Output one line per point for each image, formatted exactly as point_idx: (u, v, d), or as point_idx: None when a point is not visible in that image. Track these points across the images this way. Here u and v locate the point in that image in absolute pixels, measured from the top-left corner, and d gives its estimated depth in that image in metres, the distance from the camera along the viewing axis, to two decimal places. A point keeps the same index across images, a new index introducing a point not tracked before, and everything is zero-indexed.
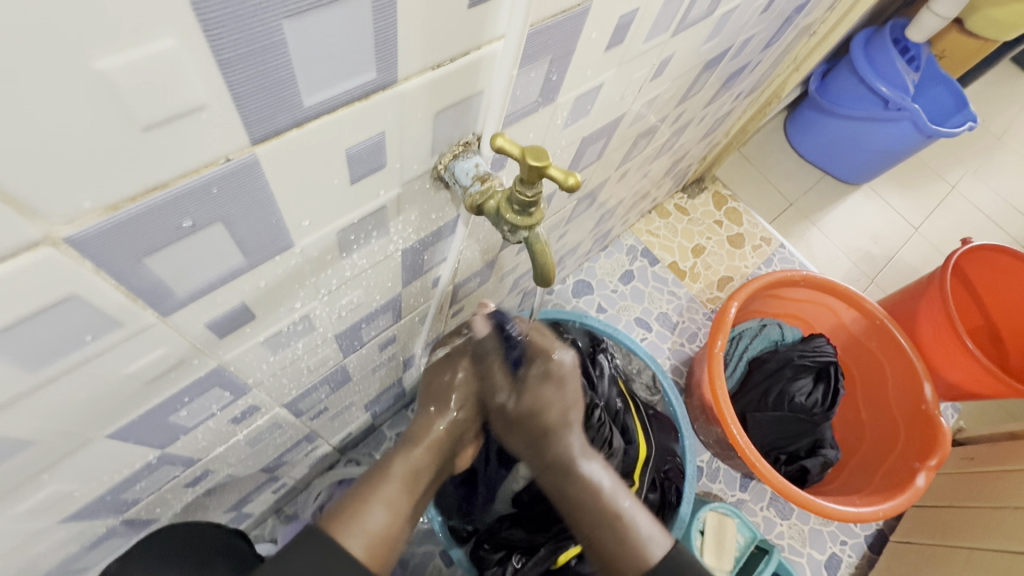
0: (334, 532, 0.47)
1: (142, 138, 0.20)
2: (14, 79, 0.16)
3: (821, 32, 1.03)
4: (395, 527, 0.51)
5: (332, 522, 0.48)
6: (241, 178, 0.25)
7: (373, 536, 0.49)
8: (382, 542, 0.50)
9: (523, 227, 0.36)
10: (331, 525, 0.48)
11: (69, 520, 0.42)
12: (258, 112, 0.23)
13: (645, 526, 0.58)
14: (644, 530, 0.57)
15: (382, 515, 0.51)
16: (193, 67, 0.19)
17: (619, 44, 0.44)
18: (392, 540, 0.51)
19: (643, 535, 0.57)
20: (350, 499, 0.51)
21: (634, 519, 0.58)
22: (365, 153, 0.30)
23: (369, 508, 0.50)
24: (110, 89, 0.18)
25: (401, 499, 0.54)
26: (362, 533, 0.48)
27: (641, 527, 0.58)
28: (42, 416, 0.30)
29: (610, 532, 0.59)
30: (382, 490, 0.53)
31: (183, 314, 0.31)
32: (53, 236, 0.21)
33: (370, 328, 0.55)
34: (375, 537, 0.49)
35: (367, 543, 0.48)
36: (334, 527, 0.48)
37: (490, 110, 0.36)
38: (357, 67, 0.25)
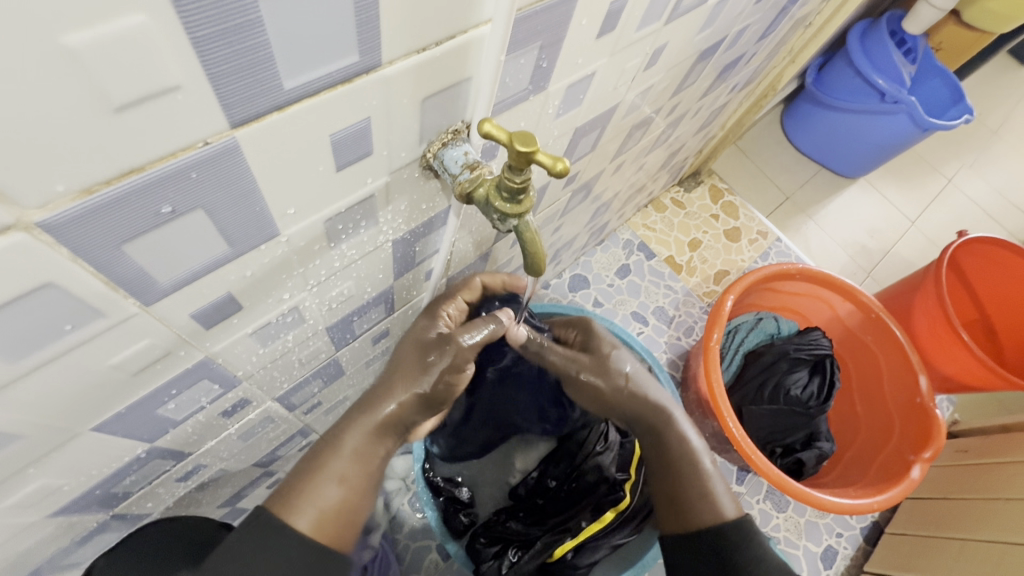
0: (278, 514, 0.43)
1: (115, 120, 0.20)
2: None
3: (816, 23, 1.03)
4: (351, 501, 0.45)
5: (278, 502, 0.44)
6: (221, 163, 0.24)
7: (326, 514, 0.44)
8: (337, 518, 0.45)
9: (512, 215, 0.36)
10: (277, 506, 0.44)
11: (58, 515, 0.42)
12: (237, 94, 0.22)
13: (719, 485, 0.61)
14: (723, 490, 0.61)
15: (336, 492, 0.45)
16: (165, 45, 0.19)
17: (610, 31, 0.43)
18: (349, 514, 0.45)
19: (715, 491, 0.60)
20: (299, 473, 0.46)
21: (713, 479, 0.61)
22: (351, 139, 0.30)
23: (320, 484, 0.45)
24: (78, 68, 0.18)
25: (358, 470, 0.46)
26: (310, 512, 0.44)
27: (719, 486, 0.61)
28: (24, 408, 0.29)
29: (687, 485, 0.61)
30: (333, 463, 0.46)
31: (167, 304, 0.30)
32: (27, 221, 0.20)
33: (362, 320, 0.55)
34: (324, 515, 0.44)
35: (318, 522, 0.44)
36: (278, 511, 0.43)
37: (479, 96, 0.36)
38: (339, 50, 0.24)
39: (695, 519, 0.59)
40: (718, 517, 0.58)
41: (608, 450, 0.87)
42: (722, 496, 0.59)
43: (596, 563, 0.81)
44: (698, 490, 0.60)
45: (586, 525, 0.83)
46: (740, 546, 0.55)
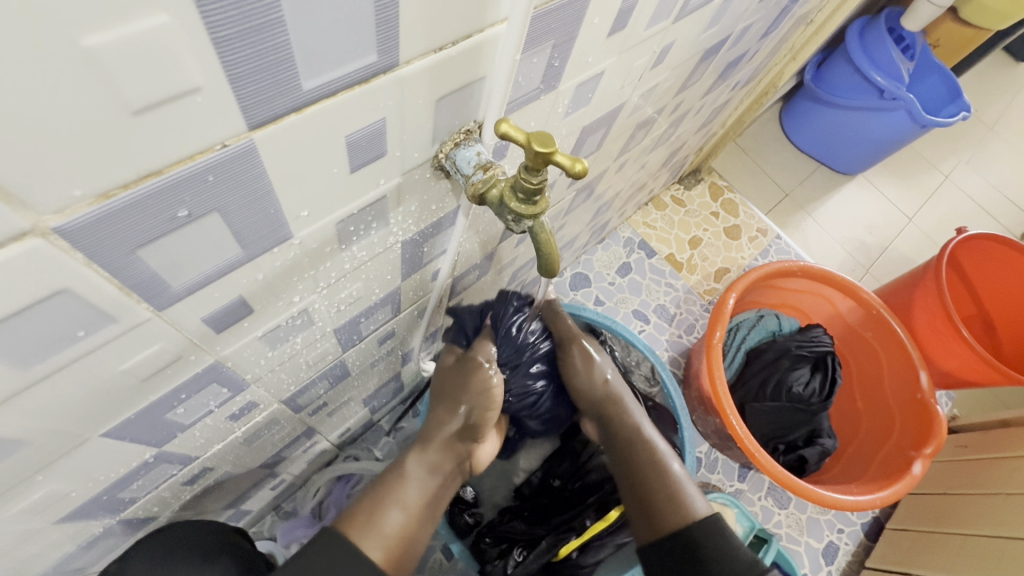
0: (351, 537, 0.45)
1: (133, 122, 0.19)
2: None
3: (818, 20, 1.03)
4: (413, 529, 0.49)
5: (350, 525, 0.47)
6: (237, 166, 0.24)
7: (390, 542, 0.47)
8: (399, 545, 0.47)
9: (527, 216, 0.35)
10: (350, 530, 0.46)
11: (64, 521, 0.41)
12: (256, 95, 0.22)
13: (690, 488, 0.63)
14: (692, 491, 0.62)
15: (398, 517, 0.49)
16: (186, 47, 0.18)
17: (621, 29, 0.43)
18: (410, 541, 0.49)
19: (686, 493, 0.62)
20: (367, 502, 0.49)
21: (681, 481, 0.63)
22: (366, 140, 0.29)
23: (385, 511, 0.49)
24: (98, 69, 0.17)
25: (416, 499, 0.51)
26: (380, 538, 0.46)
27: (691, 490, 0.62)
28: (32, 415, 0.29)
29: (656, 490, 0.62)
30: (397, 492, 0.51)
31: (179, 309, 0.30)
32: (42, 226, 0.20)
33: (369, 322, 0.54)
34: (390, 540, 0.47)
35: (386, 550, 0.46)
36: (354, 532, 0.46)
37: (492, 96, 0.36)
38: (357, 50, 0.24)
39: (664, 524, 0.60)
40: (686, 517, 0.59)
41: None
42: (693, 498, 0.61)
43: (600, 563, 0.80)
44: (669, 493, 0.62)
45: (590, 524, 0.82)
46: (708, 542, 0.57)
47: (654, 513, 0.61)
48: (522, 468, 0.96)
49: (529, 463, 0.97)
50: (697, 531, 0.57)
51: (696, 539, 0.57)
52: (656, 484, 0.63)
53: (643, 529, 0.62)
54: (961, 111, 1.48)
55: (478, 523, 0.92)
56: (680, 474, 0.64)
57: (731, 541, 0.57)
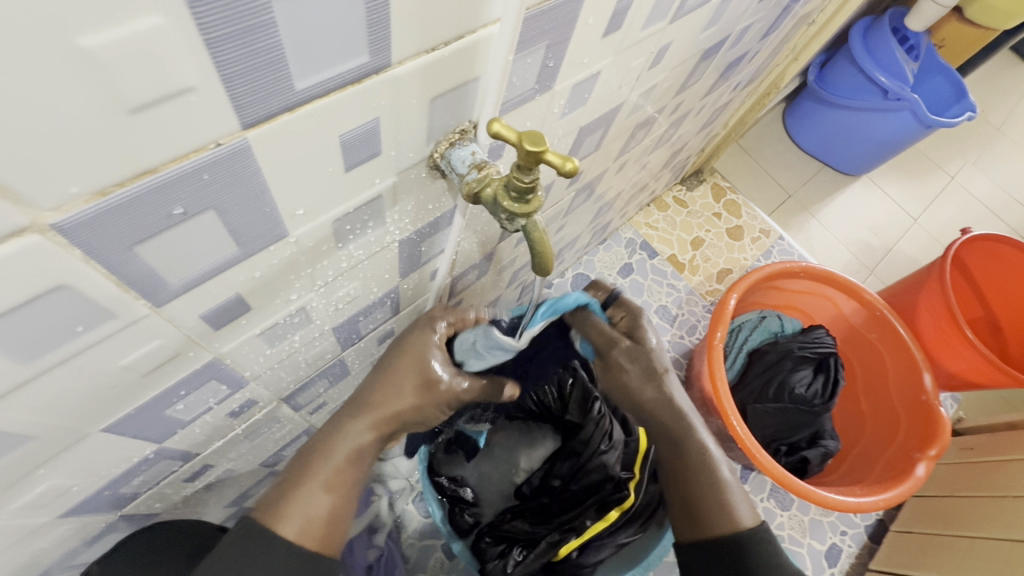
0: (268, 521, 0.45)
1: (129, 121, 0.20)
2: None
3: (820, 21, 1.03)
4: (337, 506, 0.48)
5: (267, 510, 0.46)
6: (231, 165, 0.24)
7: (312, 522, 0.46)
8: (324, 525, 0.47)
9: (520, 215, 0.36)
10: (268, 515, 0.46)
11: (67, 517, 0.42)
12: (249, 94, 0.22)
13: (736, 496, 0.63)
14: (738, 498, 0.63)
15: (321, 499, 0.47)
16: (180, 49, 0.19)
17: (616, 30, 0.43)
18: (334, 521, 0.48)
19: (733, 500, 0.62)
20: (287, 484, 0.47)
21: (730, 487, 0.63)
22: (360, 140, 0.30)
23: (307, 492, 0.47)
24: (95, 70, 0.18)
25: (343, 475, 0.49)
26: (302, 521, 0.46)
27: (737, 501, 0.62)
28: (35, 410, 0.29)
29: (710, 501, 0.62)
30: (318, 469, 0.48)
31: (177, 305, 0.30)
32: (41, 223, 0.20)
33: (368, 320, 0.55)
34: (312, 522, 0.46)
35: (304, 528, 0.46)
36: (268, 519, 0.45)
37: (487, 96, 0.36)
38: (349, 51, 0.24)
39: (710, 529, 0.61)
40: (734, 525, 0.60)
41: (612, 449, 0.87)
42: (739, 508, 0.61)
43: (600, 561, 0.83)
44: (718, 500, 0.62)
45: (590, 524, 0.84)
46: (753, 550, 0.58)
47: (698, 517, 0.62)
48: (522, 467, 0.96)
49: (529, 462, 0.97)
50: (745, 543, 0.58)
51: (745, 545, 0.58)
52: (704, 482, 0.63)
53: (684, 530, 0.63)
54: (966, 111, 1.47)
55: (478, 523, 0.91)
56: (729, 480, 0.64)
57: (774, 551, 0.59)
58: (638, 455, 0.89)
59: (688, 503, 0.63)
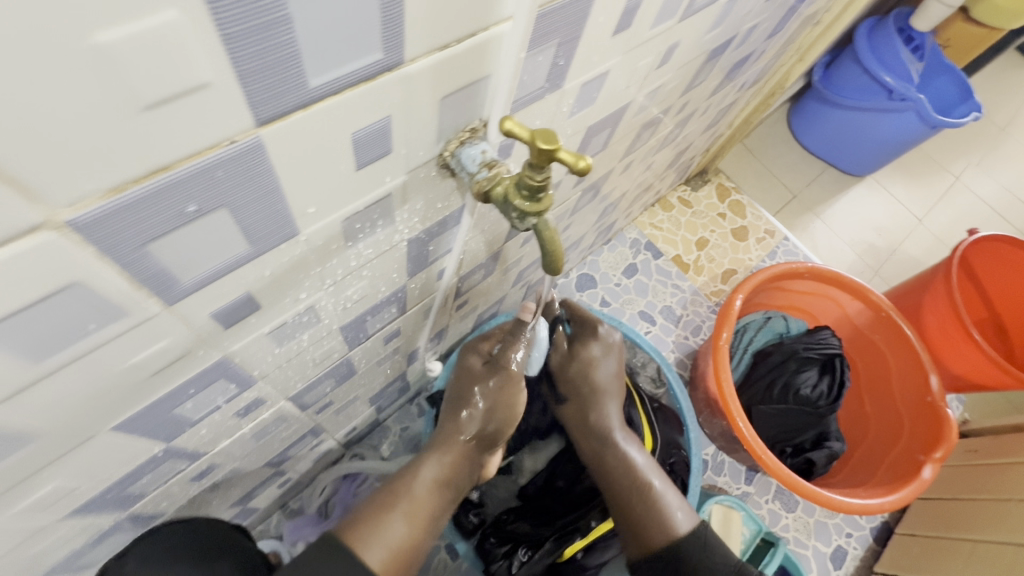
0: (354, 542, 0.47)
1: (144, 118, 0.20)
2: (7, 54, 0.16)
3: (826, 21, 1.02)
4: (415, 539, 0.51)
5: (350, 531, 0.48)
6: (243, 162, 0.24)
7: (393, 550, 0.49)
8: (402, 556, 0.49)
9: (531, 213, 0.36)
10: (350, 536, 0.48)
11: (74, 515, 0.42)
12: (263, 92, 0.22)
13: (672, 501, 0.64)
14: (675, 506, 0.64)
15: (402, 527, 0.50)
16: (195, 44, 0.19)
17: (626, 29, 0.43)
18: (412, 552, 0.51)
19: (668, 508, 0.64)
20: (373, 509, 0.51)
21: (663, 495, 0.64)
22: (371, 138, 0.30)
23: (390, 519, 0.50)
24: (111, 65, 0.18)
25: (423, 507, 0.52)
26: (383, 547, 0.48)
27: (673, 506, 0.64)
28: (45, 408, 0.29)
29: (642, 501, 0.64)
30: (403, 499, 0.52)
31: (187, 304, 0.30)
32: (54, 220, 0.20)
33: (375, 320, 0.55)
34: (393, 550, 0.49)
35: (386, 556, 0.48)
36: (356, 539, 0.48)
37: (497, 94, 0.36)
38: (362, 48, 0.24)
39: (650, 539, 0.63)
40: (670, 534, 0.62)
41: None
42: (676, 516, 0.63)
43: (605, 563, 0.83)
44: (652, 515, 0.63)
45: (595, 525, 0.83)
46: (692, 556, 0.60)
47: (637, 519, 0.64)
48: (527, 468, 0.93)
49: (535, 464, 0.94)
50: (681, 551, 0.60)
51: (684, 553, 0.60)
52: (636, 500, 0.64)
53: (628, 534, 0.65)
54: (972, 112, 1.46)
55: (483, 523, 0.91)
56: (660, 486, 0.65)
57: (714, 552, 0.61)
58: None
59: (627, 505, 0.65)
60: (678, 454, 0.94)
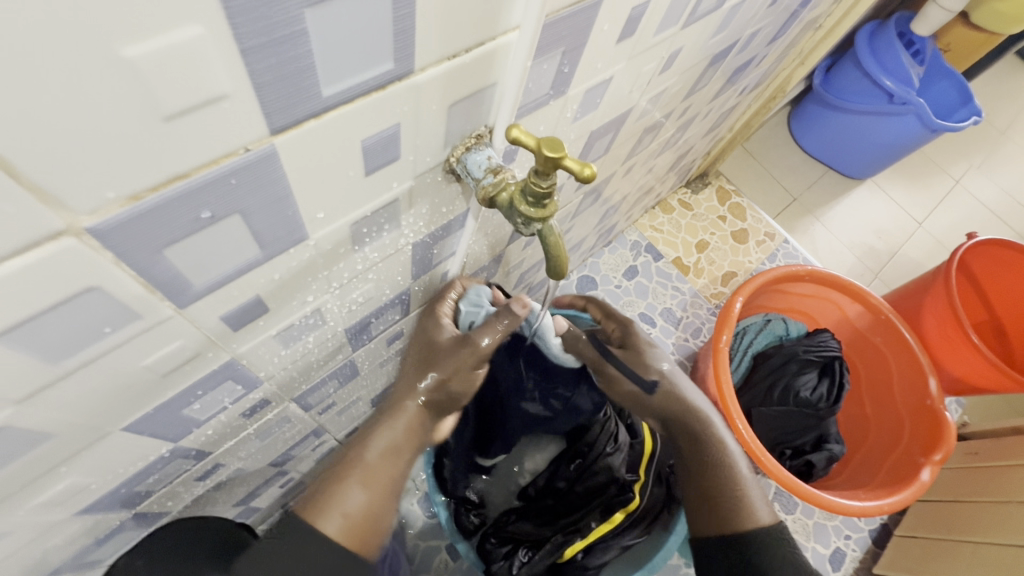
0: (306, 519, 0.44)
1: (164, 128, 0.20)
2: (37, 68, 0.16)
3: (827, 25, 1.03)
4: (378, 505, 0.46)
5: (306, 508, 0.45)
6: (258, 170, 0.25)
7: (352, 519, 0.45)
8: (364, 524, 0.45)
9: (536, 219, 0.36)
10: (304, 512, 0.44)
11: (83, 514, 0.43)
12: (279, 102, 0.23)
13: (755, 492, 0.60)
14: (757, 496, 0.60)
15: (360, 495, 0.46)
16: (216, 57, 0.19)
17: (630, 36, 0.44)
18: (375, 520, 0.46)
19: (751, 499, 0.59)
20: (326, 479, 0.46)
21: (750, 485, 0.60)
22: (381, 145, 0.30)
23: (347, 487, 0.45)
24: (136, 78, 0.18)
25: (384, 471, 0.47)
26: (338, 516, 0.44)
27: (754, 495, 0.60)
28: (60, 409, 0.30)
29: (724, 488, 0.60)
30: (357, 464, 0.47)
31: (199, 307, 0.31)
32: (76, 226, 0.21)
33: (379, 322, 0.55)
34: (352, 519, 0.45)
35: (343, 525, 0.44)
36: (311, 512, 0.44)
37: (503, 102, 0.36)
38: (375, 58, 0.25)
39: (724, 526, 0.58)
40: (753, 525, 0.57)
41: (617, 452, 0.87)
42: (755, 504, 0.58)
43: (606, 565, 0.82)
44: (736, 500, 0.59)
45: (595, 526, 0.84)
46: (773, 551, 0.55)
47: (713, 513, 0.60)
48: (527, 469, 0.96)
49: (534, 464, 0.96)
50: (757, 542, 0.55)
51: (760, 550, 0.55)
52: (723, 483, 0.60)
53: (701, 523, 0.61)
54: (972, 116, 1.47)
55: (484, 524, 0.93)
56: (746, 476, 0.61)
57: (794, 556, 0.55)
58: (644, 457, 0.89)
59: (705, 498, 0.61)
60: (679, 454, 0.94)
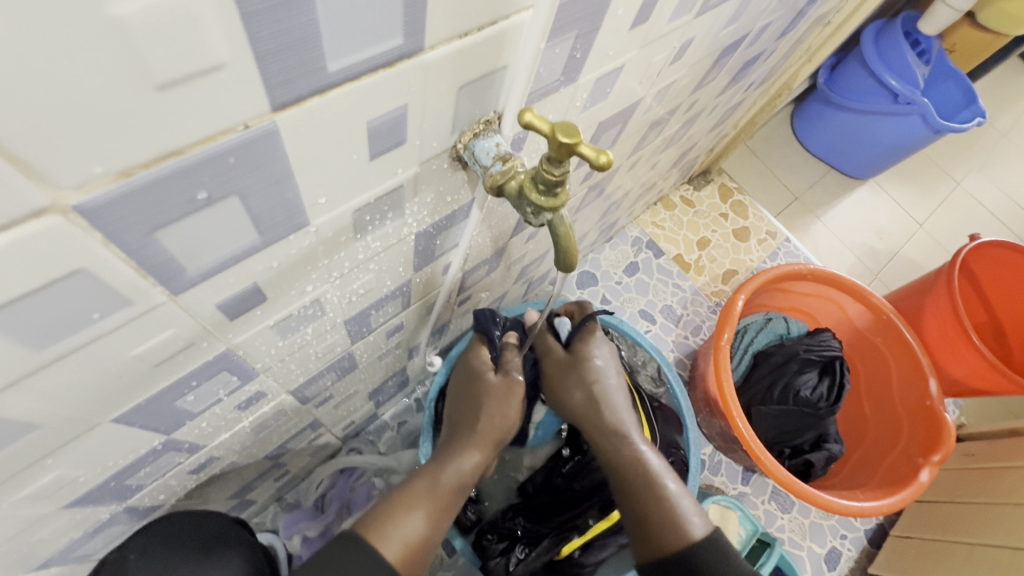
0: (368, 537, 0.45)
1: (157, 98, 0.19)
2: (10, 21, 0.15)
3: (836, 21, 1.02)
4: (432, 534, 0.49)
5: (367, 528, 0.46)
6: (258, 148, 0.23)
7: (412, 545, 0.47)
8: (416, 550, 0.47)
9: (547, 209, 0.35)
10: (367, 532, 0.46)
11: (70, 507, 0.41)
12: (280, 75, 0.21)
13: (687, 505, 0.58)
14: (690, 509, 0.58)
15: (418, 522, 0.48)
16: (214, 21, 0.18)
17: (643, 23, 0.42)
18: (425, 548, 0.48)
19: (682, 510, 0.57)
20: (389, 502, 0.49)
21: (678, 497, 0.58)
22: (387, 127, 0.29)
23: (412, 514, 0.48)
24: (126, 41, 0.17)
25: (440, 505, 0.51)
26: (394, 540, 0.46)
27: (684, 506, 0.58)
28: (46, 399, 0.28)
29: (653, 509, 0.58)
30: (419, 496, 0.50)
31: (194, 294, 0.29)
32: (61, 203, 0.19)
33: (378, 314, 0.54)
34: (405, 544, 0.46)
35: (403, 551, 0.46)
36: (372, 536, 0.46)
37: (514, 87, 0.35)
38: (382, 33, 0.23)
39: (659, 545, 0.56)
40: (685, 540, 0.55)
41: None
42: (686, 516, 0.56)
43: (602, 562, 0.81)
44: (664, 512, 0.57)
45: (593, 523, 0.83)
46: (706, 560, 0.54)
47: (650, 532, 0.57)
48: (525, 465, 0.97)
49: (532, 461, 0.97)
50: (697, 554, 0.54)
51: (698, 560, 0.54)
52: (648, 497, 0.59)
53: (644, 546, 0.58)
54: (976, 117, 1.47)
55: (481, 520, 0.91)
56: (674, 488, 0.60)
57: (728, 561, 0.54)
58: None
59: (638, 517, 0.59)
60: (677, 453, 0.92)
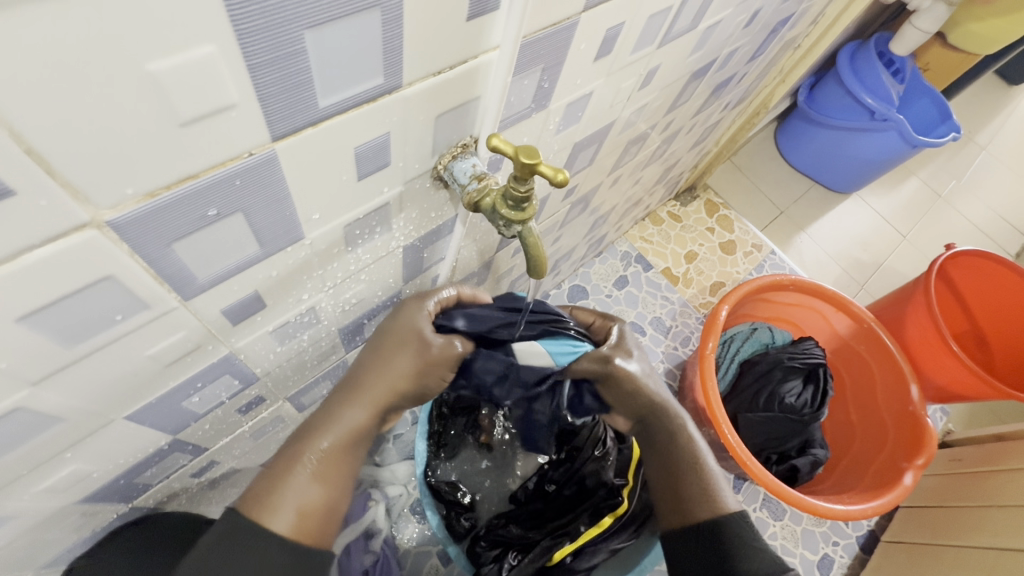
0: (254, 516, 0.42)
1: (180, 132, 0.23)
2: (63, 74, 0.19)
3: (805, 45, 1.07)
4: (332, 496, 0.45)
5: (252, 503, 0.42)
6: (261, 172, 0.28)
7: (306, 512, 0.43)
8: (318, 516, 0.44)
9: (516, 221, 0.39)
10: (251, 508, 0.42)
11: (82, 503, 0.44)
12: (280, 112, 0.26)
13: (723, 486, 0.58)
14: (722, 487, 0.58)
15: (313, 489, 0.44)
16: (227, 72, 0.22)
17: (606, 54, 0.47)
18: (328, 512, 0.44)
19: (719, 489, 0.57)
20: (273, 472, 0.44)
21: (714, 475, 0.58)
22: (372, 152, 0.33)
23: (301, 481, 0.44)
24: (158, 88, 0.21)
25: (336, 462, 0.45)
26: (286, 511, 0.42)
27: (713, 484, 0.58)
28: (69, 393, 0.32)
29: (694, 487, 0.57)
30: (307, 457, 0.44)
31: (202, 299, 0.33)
32: (98, 219, 0.23)
33: (371, 324, 0.58)
34: (304, 510, 0.43)
35: (298, 520, 0.42)
36: (255, 514, 0.42)
37: (487, 114, 0.39)
38: (365, 74, 0.28)
39: (693, 514, 0.56)
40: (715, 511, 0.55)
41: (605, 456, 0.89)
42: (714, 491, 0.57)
43: (594, 567, 0.82)
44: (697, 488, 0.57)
45: (584, 529, 0.85)
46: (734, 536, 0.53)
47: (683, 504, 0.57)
48: (519, 473, 0.98)
49: (525, 468, 0.98)
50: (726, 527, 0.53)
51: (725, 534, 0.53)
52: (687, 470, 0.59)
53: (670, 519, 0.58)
54: (951, 132, 1.52)
55: (474, 527, 0.93)
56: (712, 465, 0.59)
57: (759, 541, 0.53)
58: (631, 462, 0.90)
59: (673, 493, 0.59)
60: None
